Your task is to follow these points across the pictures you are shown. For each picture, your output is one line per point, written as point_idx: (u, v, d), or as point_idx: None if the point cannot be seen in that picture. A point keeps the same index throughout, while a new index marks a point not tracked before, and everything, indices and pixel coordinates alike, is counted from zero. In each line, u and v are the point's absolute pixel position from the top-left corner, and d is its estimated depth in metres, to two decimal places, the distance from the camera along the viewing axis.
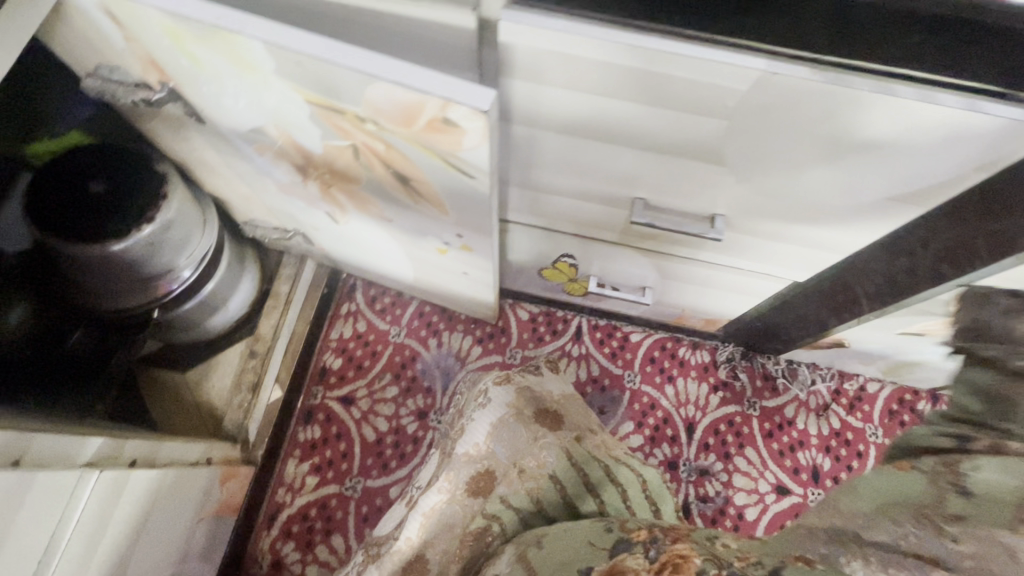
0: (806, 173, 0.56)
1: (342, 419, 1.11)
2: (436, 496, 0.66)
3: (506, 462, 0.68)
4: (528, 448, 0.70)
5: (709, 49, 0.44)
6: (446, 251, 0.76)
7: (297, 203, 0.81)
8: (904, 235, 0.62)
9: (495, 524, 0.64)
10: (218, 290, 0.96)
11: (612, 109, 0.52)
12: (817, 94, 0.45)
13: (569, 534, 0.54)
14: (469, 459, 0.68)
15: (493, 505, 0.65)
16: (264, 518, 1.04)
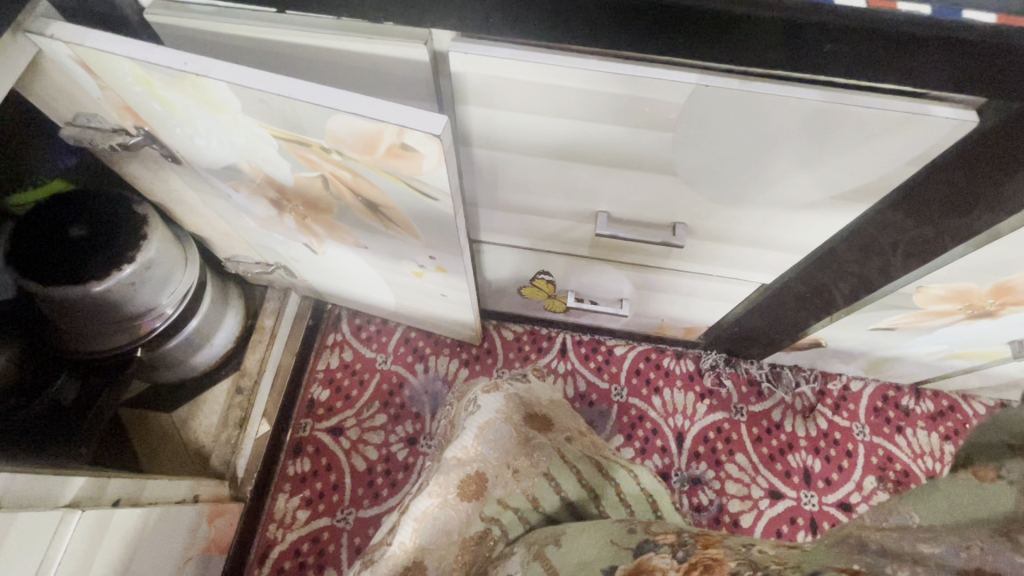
0: (753, 178, 0.59)
1: (332, 450, 1.11)
2: (427, 501, 0.70)
3: (498, 463, 0.73)
4: (520, 449, 0.75)
5: (645, 68, 0.48)
6: (421, 274, 0.78)
7: (276, 236, 0.84)
8: (856, 232, 0.65)
9: (495, 527, 0.70)
10: (201, 327, 0.97)
11: (564, 129, 0.55)
12: (749, 103, 0.49)
13: (588, 537, 0.53)
14: (458, 462, 0.72)
15: (491, 509, 0.70)
16: (255, 557, 1.02)
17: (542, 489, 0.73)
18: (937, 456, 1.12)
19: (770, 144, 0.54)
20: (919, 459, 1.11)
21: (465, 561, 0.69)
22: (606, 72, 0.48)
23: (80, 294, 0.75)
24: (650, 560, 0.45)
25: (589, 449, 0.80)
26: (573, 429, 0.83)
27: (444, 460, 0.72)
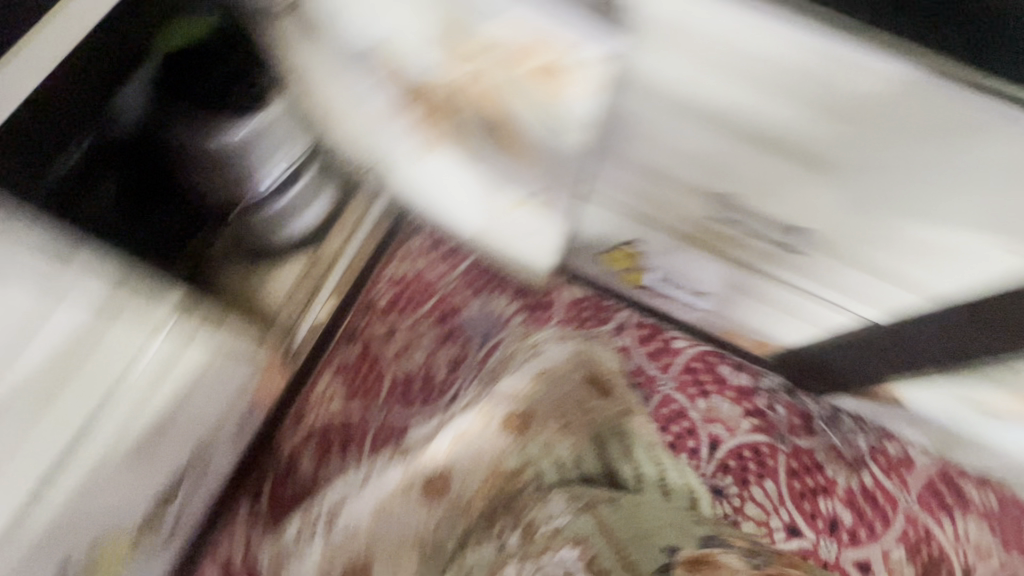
0: (906, 198, 0.54)
1: (379, 350, 1.15)
2: (468, 421, 0.78)
3: (546, 406, 0.78)
4: (574, 405, 0.78)
5: (847, 42, 0.43)
6: (518, 205, 0.79)
7: (388, 133, 0.84)
8: (1004, 294, 0.58)
9: (529, 468, 0.75)
10: (297, 198, 1.04)
11: (724, 93, 0.51)
12: (947, 105, 0.44)
13: (647, 509, 0.67)
14: (508, 397, 0.78)
15: (530, 448, 0.76)
16: (291, 421, 1.11)
17: (588, 450, 0.77)
18: (979, 550, 1.05)
19: (951, 160, 0.48)
20: (959, 546, 1.04)
21: (492, 487, 0.75)
22: (801, 41, 0.44)
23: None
24: (717, 556, 0.59)
25: (631, 427, 0.80)
26: (635, 407, 0.81)
27: (495, 391, 0.78)
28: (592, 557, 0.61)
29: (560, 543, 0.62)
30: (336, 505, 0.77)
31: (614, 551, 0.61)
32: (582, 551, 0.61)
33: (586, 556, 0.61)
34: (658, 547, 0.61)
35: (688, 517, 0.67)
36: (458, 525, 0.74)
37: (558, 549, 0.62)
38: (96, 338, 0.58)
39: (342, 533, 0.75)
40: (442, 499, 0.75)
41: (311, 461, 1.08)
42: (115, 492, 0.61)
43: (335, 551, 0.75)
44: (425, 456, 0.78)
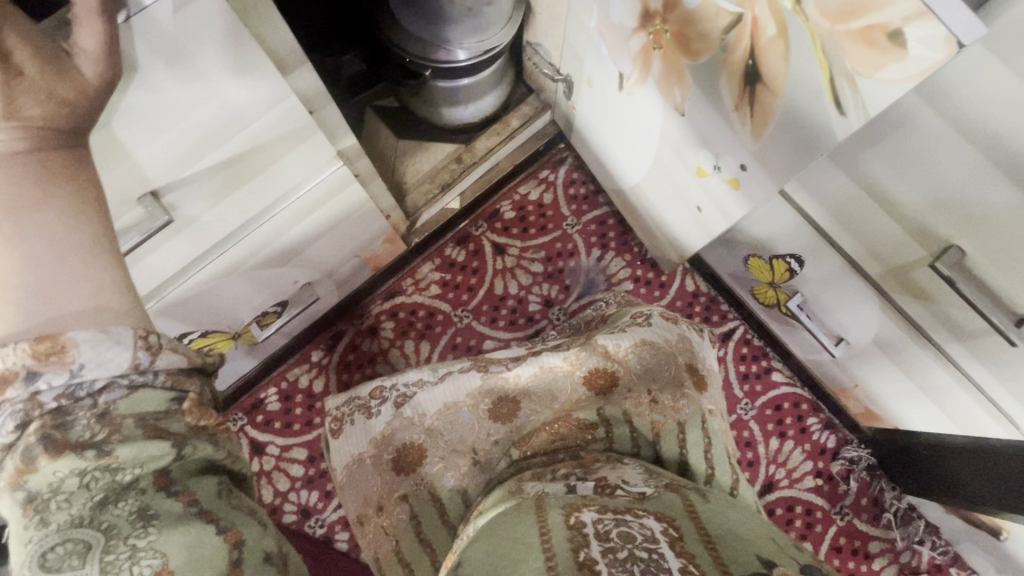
0: None
1: (485, 260, 1.16)
2: (559, 361, 0.75)
3: (636, 378, 0.74)
4: (670, 384, 0.73)
5: None
6: (705, 175, 0.71)
7: (600, 52, 0.79)
8: None
9: (602, 429, 0.73)
10: (471, 89, 1.01)
11: None
12: None
13: (745, 517, 0.48)
14: (604, 352, 0.74)
15: (610, 412, 0.73)
16: (384, 291, 1.15)
17: (670, 433, 0.70)
18: None
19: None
20: None
21: (560, 431, 0.74)
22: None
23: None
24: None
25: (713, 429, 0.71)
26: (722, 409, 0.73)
27: (593, 341, 0.75)
28: (678, 537, 0.44)
29: (641, 511, 0.49)
30: (408, 389, 0.76)
31: (699, 539, 0.44)
32: (666, 525, 0.46)
33: (668, 532, 0.45)
34: (753, 555, 0.40)
35: (788, 541, 0.44)
36: (515, 450, 0.74)
37: (641, 513, 0.49)
38: (286, 146, 0.60)
39: (406, 417, 0.75)
40: (505, 422, 0.74)
41: (389, 333, 1.13)
42: (250, 268, 0.74)
43: (393, 428, 0.75)
44: (506, 376, 0.75)
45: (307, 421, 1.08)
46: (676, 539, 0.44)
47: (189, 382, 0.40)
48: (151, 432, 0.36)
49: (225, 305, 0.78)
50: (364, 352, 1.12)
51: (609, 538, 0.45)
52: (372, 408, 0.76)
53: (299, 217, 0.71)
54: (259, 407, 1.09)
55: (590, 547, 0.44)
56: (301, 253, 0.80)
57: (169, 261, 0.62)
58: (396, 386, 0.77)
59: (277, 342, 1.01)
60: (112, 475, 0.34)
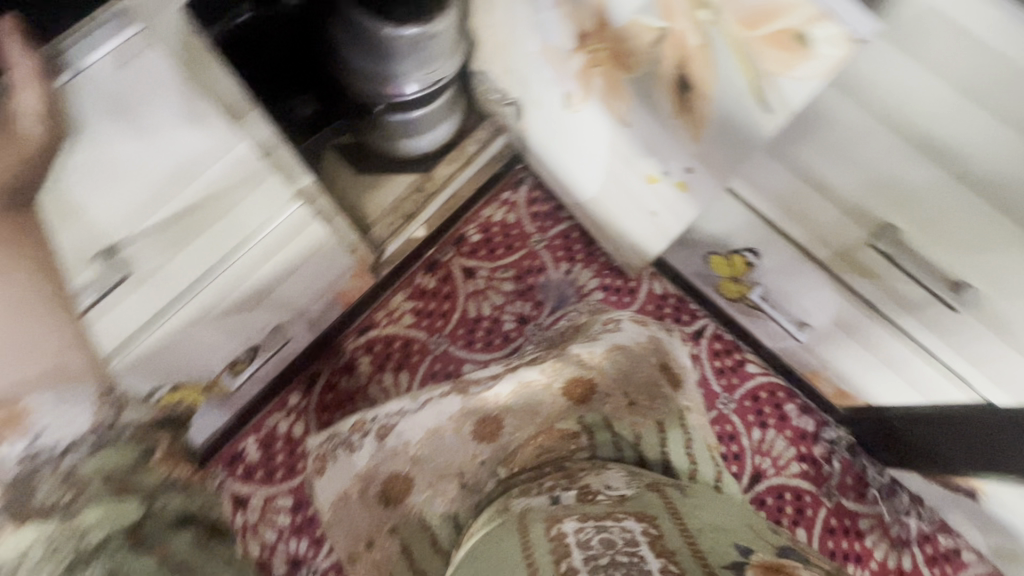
0: None
1: (456, 285, 1.17)
2: (536, 375, 0.75)
3: (613, 383, 0.76)
4: (644, 386, 0.76)
5: None
6: (656, 181, 0.75)
7: (544, 74, 0.83)
8: None
9: (584, 437, 0.75)
10: (425, 119, 1.03)
11: (957, 114, 0.47)
12: None
13: (717, 512, 0.52)
14: (579, 360, 0.76)
15: (591, 418, 0.76)
16: (358, 326, 1.14)
17: (649, 431, 0.74)
18: None
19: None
20: None
21: (545, 444, 0.75)
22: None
23: (375, 30, 0.81)
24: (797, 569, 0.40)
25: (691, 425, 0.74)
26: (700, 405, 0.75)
27: (567, 351, 0.76)
28: (659, 536, 0.47)
29: (622, 514, 0.51)
30: (389, 420, 0.74)
31: (682, 539, 0.46)
32: (646, 525, 0.49)
33: (648, 532, 0.47)
34: (731, 546, 0.44)
35: (762, 526, 0.51)
36: (502, 470, 0.74)
37: (621, 517, 0.50)
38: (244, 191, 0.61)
39: (390, 448, 0.73)
40: (490, 442, 0.75)
41: (367, 368, 1.12)
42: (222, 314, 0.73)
43: (377, 460, 0.73)
44: (484, 396, 0.74)
45: (290, 468, 1.06)
46: (656, 537, 0.46)
47: (160, 434, 0.46)
48: (116, 488, 0.41)
49: (198, 356, 0.77)
50: (342, 390, 1.10)
51: (591, 546, 0.47)
52: (353, 442, 0.75)
53: (263, 259, 0.71)
54: (239, 459, 1.06)
55: (573, 556, 0.46)
56: (269, 296, 0.80)
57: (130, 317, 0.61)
58: (377, 417, 0.75)
59: (253, 388, 0.99)
60: (77, 541, 0.38)
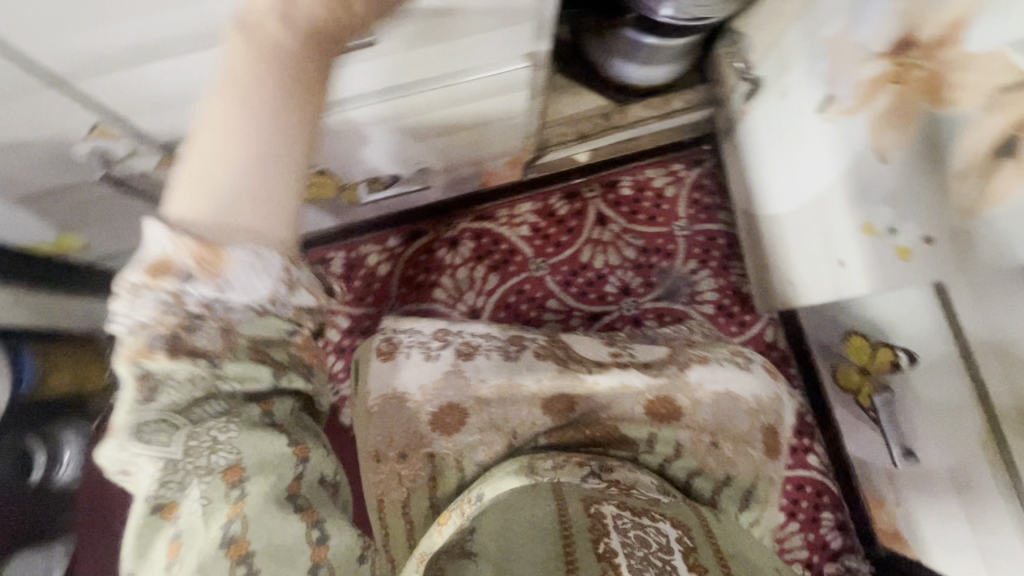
0: None
1: (584, 224, 1.12)
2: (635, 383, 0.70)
3: (703, 424, 0.69)
4: (735, 434, 0.69)
5: None
6: (872, 233, 0.69)
7: (814, 66, 0.73)
8: None
9: (647, 444, 0.68)
10: (657, 50, 0.93)
11: None
12: None
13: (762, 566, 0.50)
14: (678, 383, 0.71)
15: (666, 433, 0.69)
16: (479, 210, 1.13)
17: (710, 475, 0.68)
18: None
19: None
20: None
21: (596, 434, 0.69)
22: None
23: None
24: None
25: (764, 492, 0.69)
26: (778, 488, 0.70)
27: (679, 377, 0.71)
28: (693, 550, 0.50)
29: (659, 516, 0.57)
30: (474, 341, 0.76)
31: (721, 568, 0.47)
32: (680, 534, 0.53)
33: (684, 542, 0.51)
34: None
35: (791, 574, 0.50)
36: (543, 437, 0.68)
37: (662, 520, 0.55)
38: (485, 24, 0.55)
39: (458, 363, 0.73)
40: (552, 416, 0.69)
41: (464, 252, 1.11)
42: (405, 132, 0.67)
43: (444, 383, 0.72)
44: (582, 378, 0.71)
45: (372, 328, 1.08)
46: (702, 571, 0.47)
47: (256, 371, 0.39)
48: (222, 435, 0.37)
49: (341, 150, 0.75)
50: (433, 258, 1.11)
51: (627, 535, 0.52)
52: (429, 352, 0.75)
53: (462, 100, 0.69)
54: (323, 264, 1.11)
55: (609, 539, 0.51)
56: (438, 137, 0.78)
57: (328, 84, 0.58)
58: (461, 333, 0.77)
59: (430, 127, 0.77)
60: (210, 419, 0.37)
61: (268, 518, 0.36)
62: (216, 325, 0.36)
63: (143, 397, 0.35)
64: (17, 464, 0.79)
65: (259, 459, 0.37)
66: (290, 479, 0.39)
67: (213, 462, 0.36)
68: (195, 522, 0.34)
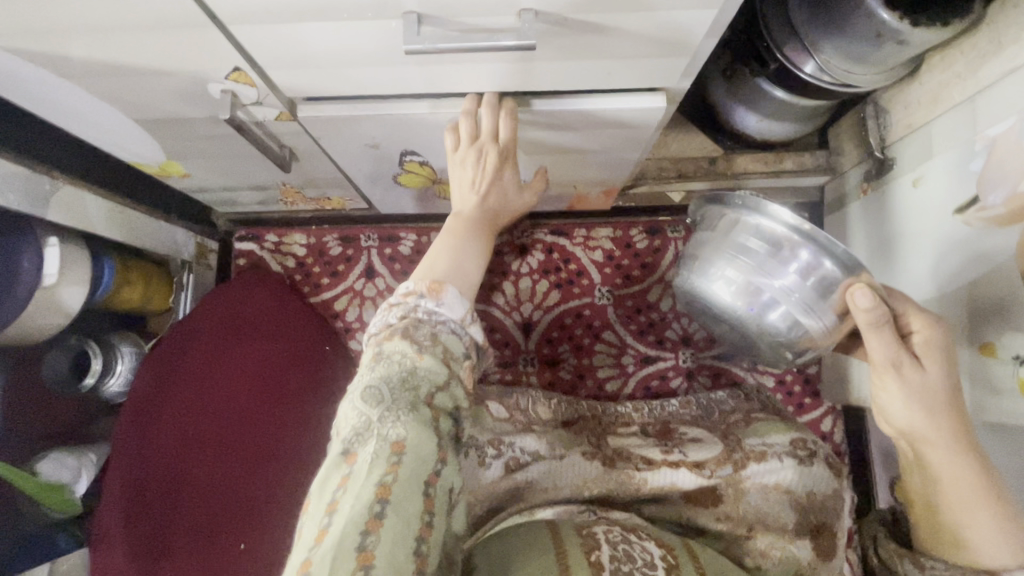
0: None
1: (659, 265, 1.07)
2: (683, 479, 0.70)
3: (743, 510, 0.68)
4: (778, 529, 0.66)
5: None
6: (992, 356, 0.65)
7: (965, 164, 0.68)
8: None
9: (679, 521, 0.69)
10: (784, 106, 0.88)
11: None
12: None
13: None
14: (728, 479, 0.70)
15: (705, 517, 0.68)
16: (556, 225, 1.10)
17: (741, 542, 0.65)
18: None
19: None
20: None
21: (600, 484, 0.70)
22: None
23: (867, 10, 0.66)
24: None
25: None
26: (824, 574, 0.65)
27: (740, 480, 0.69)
28: (674, 565, 0.51)
29: (647, 537, 0.55)
30: (523, 457, 0.71)
31: None
32: (665, 552, 0.52)
33: (667, 559, 0.51)
34: None
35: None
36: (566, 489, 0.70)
37: (648, 540, 0.54)
38: (637, 51, 0.53)
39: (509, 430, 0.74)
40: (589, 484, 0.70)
41: (531, 265, 1.09)
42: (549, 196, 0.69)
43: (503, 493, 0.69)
44: (631, 475, 0.71)
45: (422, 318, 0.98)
46: None
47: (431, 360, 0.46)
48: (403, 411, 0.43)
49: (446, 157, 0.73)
50: (499, 263, 1.09)
51: (616, 548, 0.50)
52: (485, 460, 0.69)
53: (596, 125, 0.67)
54: None
55: (600, 552, 0.49)
56: (552, 157, 0.76)
57: (464, 77, 0.56)
58: (513, 448, 0.71)
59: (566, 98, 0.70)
60: (410, 393, 0.44)
61: (410, 491, 0.39)
62: (429, 331, 0.48)
63: (378, 360, 0.46)
64: (74, 365, 0.82)
65: (419, 438, 0.42)
66: (431, 467, 0.42)
67: (386, 431, 0.41)
68: (366, 465, 0.39)
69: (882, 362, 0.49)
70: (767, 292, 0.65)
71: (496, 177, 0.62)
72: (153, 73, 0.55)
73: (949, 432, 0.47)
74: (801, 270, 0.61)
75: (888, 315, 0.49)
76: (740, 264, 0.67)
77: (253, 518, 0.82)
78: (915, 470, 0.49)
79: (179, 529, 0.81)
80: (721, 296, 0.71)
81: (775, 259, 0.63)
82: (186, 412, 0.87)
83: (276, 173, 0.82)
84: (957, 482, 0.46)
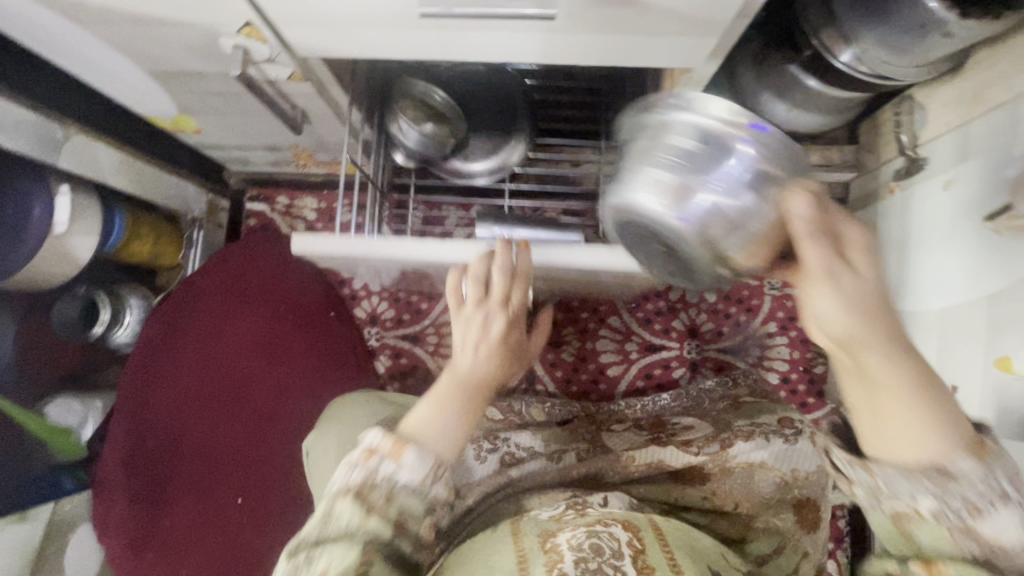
0: None
1: None
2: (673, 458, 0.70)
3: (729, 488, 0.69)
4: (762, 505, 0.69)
5: None
6: (1007, 371, 0.62)
7: (1002, 170, 0.64)
8: None
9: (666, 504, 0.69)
10: (816, 96, 0.84)
11: None
12: None
13: None
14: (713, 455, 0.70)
15: (693, 494, 0.69)
16: None
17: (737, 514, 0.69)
18: None
19: None
20: None
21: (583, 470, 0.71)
22: None
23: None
24: None
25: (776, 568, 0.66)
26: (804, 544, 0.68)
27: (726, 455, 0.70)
28: (641, 553, 0.51)
29: (610, 522, 0.54)
30: (517, 456, 0.72)
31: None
32: (630, 536, 0.52)
33: (634, 544, 0.51)
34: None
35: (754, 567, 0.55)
36: (550, 471, 0.71)
37: (609, 525, 0.53)
38: (665, 27, 0.50)
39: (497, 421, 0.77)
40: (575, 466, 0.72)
41: None
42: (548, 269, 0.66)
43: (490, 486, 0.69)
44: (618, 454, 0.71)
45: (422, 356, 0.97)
46: None
47: (374, 492, 0.49)
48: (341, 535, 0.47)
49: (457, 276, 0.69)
50: None
51: (581, 548, 0.50)
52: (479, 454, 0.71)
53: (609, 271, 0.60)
54: None
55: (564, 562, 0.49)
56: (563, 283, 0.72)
57: (483, 44, 0.54)
58: (507, 442, 0.73)
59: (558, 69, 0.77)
60: (350, 538, 0.48)
61: None
62: (383, 482, 0.49)
63: (322, 522, 0.48)
64: (84, 312, 0.83)
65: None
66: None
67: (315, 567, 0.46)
68: None
69: (814, 269, 0.39)
70: (704, 198, 0.44)
71: (493, 335, 0.57)
72: (165, 24, 0.54)
73: (878, 333, 0.38)
74: (741, 163, 0.43)
75: (828, 216, 0.40)
76: (665, 169, 0.45)
77: (251, 475, 0.85)
78: (854, 376, 0.40)
79: (181, 479, 0.84)
80: (652, 207, 0.46)
81: (707, 158, 0.44)
82: (190, 368, 0.88)
83: (287, 134, 0.81)
84: (888, 391, 0.39)
